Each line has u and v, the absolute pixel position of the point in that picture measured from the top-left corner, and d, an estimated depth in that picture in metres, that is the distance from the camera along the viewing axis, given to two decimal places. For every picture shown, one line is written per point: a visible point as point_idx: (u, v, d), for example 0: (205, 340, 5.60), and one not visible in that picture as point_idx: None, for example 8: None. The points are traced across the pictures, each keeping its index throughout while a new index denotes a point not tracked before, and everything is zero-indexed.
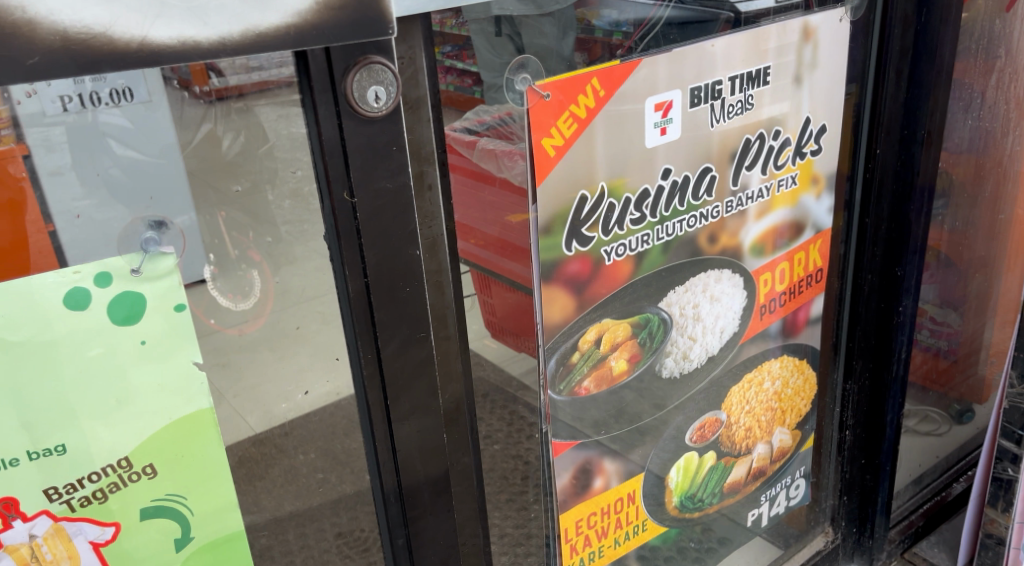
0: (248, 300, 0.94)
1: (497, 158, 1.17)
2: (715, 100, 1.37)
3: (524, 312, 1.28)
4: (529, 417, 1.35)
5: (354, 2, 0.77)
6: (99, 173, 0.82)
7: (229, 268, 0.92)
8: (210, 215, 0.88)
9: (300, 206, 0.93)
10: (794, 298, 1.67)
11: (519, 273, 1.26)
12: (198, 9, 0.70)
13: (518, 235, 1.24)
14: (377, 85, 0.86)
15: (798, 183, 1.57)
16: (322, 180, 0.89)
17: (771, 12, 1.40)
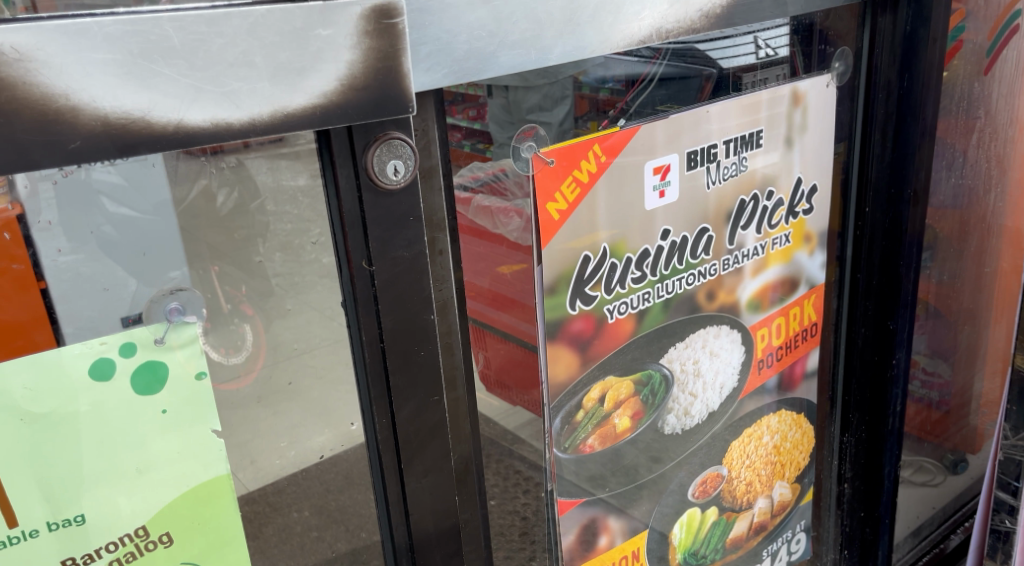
0: (240, 353, 0.98)
1: (492, 214, 1.20)
2: (710, 162, 1.41)
3: (517, 364, 1.30)
4: (525, 471, 1.35)
5: (377, 82, 0.81)
6: (92, 231, 0.84)
7: (222, 324, 0.95)
8: (203, 270, 0.93)
9: (318, 274, 0.95)
10: (790, 353, 1.70)
11: (516, 328, 1.28)
12: (230, 92, 0.74)
13: (512, 288, 1.26)
14: (396, 158, 0.89)
15: (791, 241, 1.61)
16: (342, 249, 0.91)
17: (753, 69, 1.46)
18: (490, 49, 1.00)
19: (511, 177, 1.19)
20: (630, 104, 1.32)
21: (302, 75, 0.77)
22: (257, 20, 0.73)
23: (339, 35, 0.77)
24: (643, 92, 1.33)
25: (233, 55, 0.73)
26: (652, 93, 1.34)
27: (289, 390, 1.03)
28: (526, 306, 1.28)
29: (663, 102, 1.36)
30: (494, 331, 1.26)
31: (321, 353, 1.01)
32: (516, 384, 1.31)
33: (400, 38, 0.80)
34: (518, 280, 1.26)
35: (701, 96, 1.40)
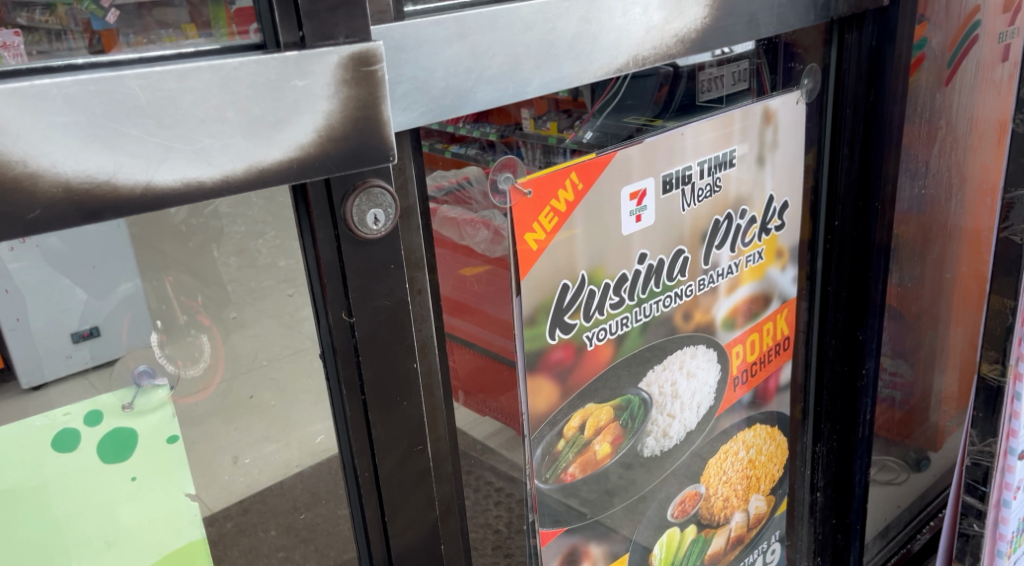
0: (198, 365, 0.91)
1: (458, 224, 1.19)
2: (685, 185, 1.40)
3: (482, 369, 1.30)
4: (495, 483, 1.36)
5: (356, 131, 0.77)
6: (40, 244, 0.78)
7: (177, 335, 0.88)
8: (156, 279, 0.84)
9: (279, 278, 0.92)
10: (762, 369, 1.69)
11: (490, 341, 1.29)
12: (202, 150, 0.69)
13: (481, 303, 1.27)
14: (376, 208, 0.85)
15: (764, 258, 1.60)
16: (321, 301, 0.88)
17: (707, 65, 1.45)
18: (468, 84, 0.96)
19: (476, 186, 1.20)
20: (595, 122, 1.35)
21: (278, 127, 0.72)
22: (229, 73, 0.69)
23: (315, 85, 0.73)
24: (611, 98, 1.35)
25: (204, 110, 0.69)
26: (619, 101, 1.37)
27: (251, 404, 0.96)
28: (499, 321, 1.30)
29: (632, 110, 1.39)
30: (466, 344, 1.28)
31: (288, 358, 0.96)
32: (487, 393, 1.32)
33: (380, 84, 0.77)
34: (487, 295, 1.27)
35: (656, 95, 1.41)
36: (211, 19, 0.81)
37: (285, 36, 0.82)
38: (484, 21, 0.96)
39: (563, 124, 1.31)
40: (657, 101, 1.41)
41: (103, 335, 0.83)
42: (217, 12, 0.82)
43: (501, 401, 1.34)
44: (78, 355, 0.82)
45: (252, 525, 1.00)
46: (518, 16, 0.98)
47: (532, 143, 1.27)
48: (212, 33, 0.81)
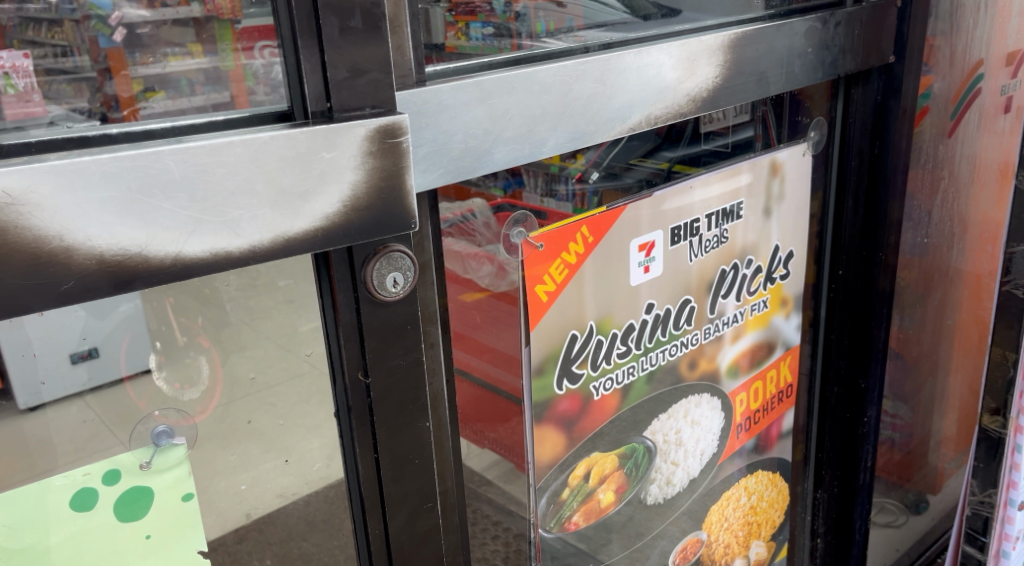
0: (196, 388, 0.90)
1: (463, 258, 1.14)
2: (693, 236, 1.41)
3: (480, 402, 1.23)
4: (493, 516, 1.28)
5: (378, 201, 0.80)
6: None
7: (176, 356, 0.88)
8: (157, 300, 0.85)
9: (279, 298, 0.92)
10: (762, 419, 1.70)
11: (490, 373, 1.23)
12: (230, 221, 0.72)
13: (482, 331, 1.20)
14: (395, 271, 0.91)
15: (768, 306, 1.62)
16: (339, 363, 0.94)
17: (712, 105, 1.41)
18: (486, 146, 1.00)
19: (479, 218, 1.15)
20: (602, 159, 1.29)
21: (304, 199, 0.75)
22: (260, 147, 0.72)
23: (342, 157, 0.77)
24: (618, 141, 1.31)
25: (234, 183, 0.72)
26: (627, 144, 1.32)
27: (248, 429, 0.95)
28: (501, 351, 1.23)
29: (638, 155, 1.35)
30: (469, 377, 1.19)
31: (289, 393, 0.96)
32: (485, 425, 1.24)
33: (404, 155, 0.80)
34: (488, 326, 1.21)
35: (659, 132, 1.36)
36: (218, 36, 0.81)
37: (312, 105, 0.84)
38: (503, 85, 0.99)
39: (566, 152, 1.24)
40: (659, 132, 1.36)
41: (103, 356, 0.83)
42: (223, 30, 0.81)
43: (499, 433, 1.27)
44: (74, 376, 0.82)
45: (246, 554, 0.98)
46: (535, 80, 1.02)
47: (535, 170, 1.20)
48: (218, 50, 0.82)
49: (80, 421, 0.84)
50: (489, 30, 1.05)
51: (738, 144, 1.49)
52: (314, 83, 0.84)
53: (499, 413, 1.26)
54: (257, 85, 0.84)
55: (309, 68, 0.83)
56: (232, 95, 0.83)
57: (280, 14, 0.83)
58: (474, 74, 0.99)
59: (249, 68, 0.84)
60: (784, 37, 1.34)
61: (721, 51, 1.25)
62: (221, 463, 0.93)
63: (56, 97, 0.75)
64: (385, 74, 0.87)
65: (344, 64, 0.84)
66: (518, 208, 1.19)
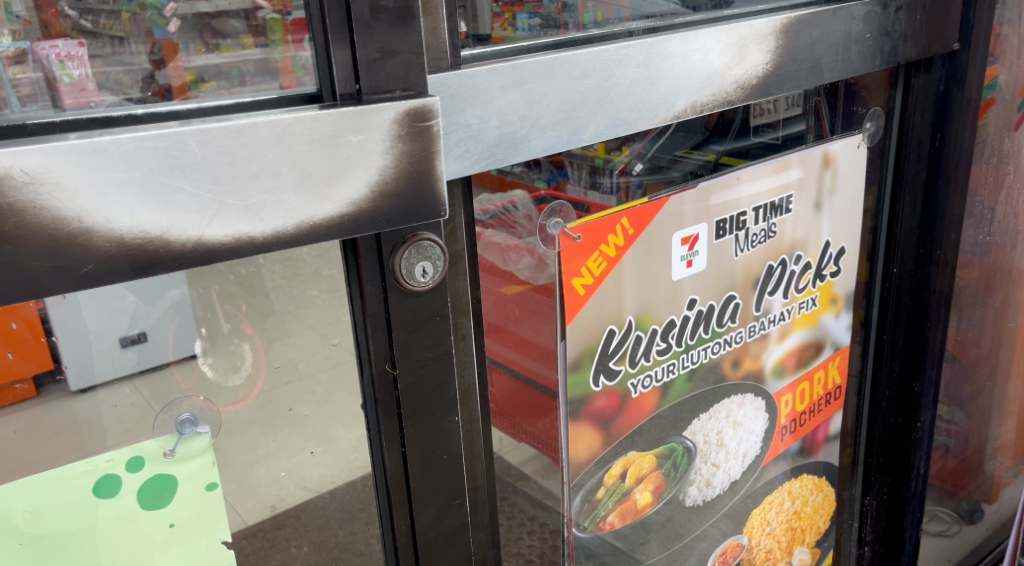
0: (239, 374, 0.89)
1: (503, 251, 1.11)
2: (739, 230, 1.37)
3: (519, 395, 1.19)
4: (529, 511, 1.24)
5: (408, 188, 0.77)
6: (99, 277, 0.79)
7: (221, 343, 0.87)
8: (204, 289, 0.85)
9: (323, 288, 0.90)
10: (806, 423, 1.64)
11: (529, 367, 1.19)
12: (254, 206, 0.70)
13: (518, 325, 1.17)
14: (424, 261, 0.90)
15: (817, 305, 1.56)
16: (365, 355, 0.92)
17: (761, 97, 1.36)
18: (522, 132, 0.96)
19: (521, 210, 1.12)
20: (646, 150, 1.25)
21: (331, 183, 0.73)
22: (285, 129, 0.70)
23: (370, 141, 0.74)
24: (662, 137, 1.26)
25: (259, 166, 0.70)
26: (671, 137, 1.27)
27: (289, 417, 0.94)
28: (538, 345, 1.19)
29: (683, 146, 1.30)
30: (507, 369, 1.16)
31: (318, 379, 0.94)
32: (526, 418, 1.21)
33: (435, 140, 0.78)
34: (524, 319, 1.17)
35: (706, 123, 1.30)
36: (268, 28, 0.81)
37: (340, 88, 0.82)
38: (542, 70, 0.96)
39: (611, 144, 1.20)
40: (708, 124, 1.31)
41: (152, 341, 0.83)
42: (274, 22, 0.81)
43: (538, 427, 1.22)
44: (124, 360, 0.83)
45: (283, 542, 0.97)
46: (575, 64, 0.99)
47: (579, 162, 1.16)
48: (268, 41, 0.81)
49: (129, 405, 0.84)
50: (537, 20, 1.02)
51: (793, 138, 1.44)
52: (342, 64, 0.81)
53: (538, 408, 1.22)
54: (305, 77, 0.83)
55: (337, 49, 0.81)
56: (281, 84, 0.82)
57: (311, 2, 0.81)
58: (512, 58, 0.96)
59: (299, 59, 0.83)
60: (841, 22, 1.28)
61: (773, 36, 1.19)
62: (262, 449, 0.93)
63: (112, 87, 0.75)
64: (416, 56, 0.84)
65: (374, 45, 0.82)
66: (559, 200, 1.16)
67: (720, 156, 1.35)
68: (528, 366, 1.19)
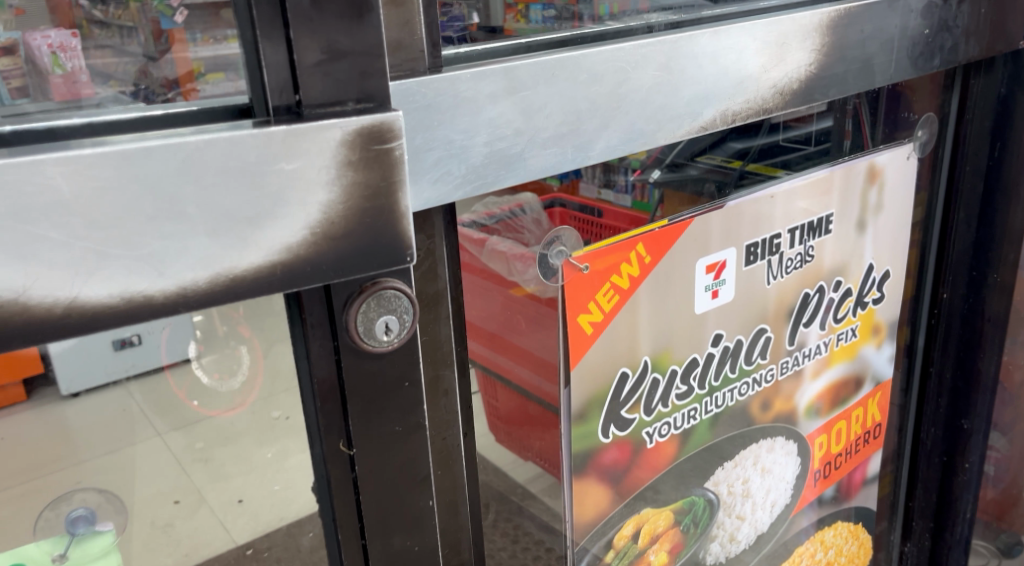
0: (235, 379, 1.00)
1: (507, 259, 0.98)
2: (772, 255, 1.19)
3: (525, 410, 1.08)
4: (535, 533, 1.11)
5: (362, 229, 0.64)
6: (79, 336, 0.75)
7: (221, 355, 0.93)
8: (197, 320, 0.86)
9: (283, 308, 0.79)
10: (843, 466, 1.46)
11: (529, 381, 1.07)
12: (151, 256, 0.57)
13: (523, 336, 1.04)
14: (387, 315, 0.73)
15: (859, 336, 1.38)
16: (315, 428, 0.77)
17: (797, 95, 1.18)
18: (516, 150, 0.79)
19: (529, 213, 1.01)
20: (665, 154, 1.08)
21: (256, 225, 0.60)
22: (190, 155, 0.57)
23: (307, 169, 0.61)
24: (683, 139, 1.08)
25: (153, 206, 0.56)
26: (694, 140, 1.10)
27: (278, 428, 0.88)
28: (541, 358, 1.06)
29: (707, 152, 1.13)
30: (508, 383, 1.05)
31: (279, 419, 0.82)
32: (529, 432, 1.10)
33: (396, 167, 0.64)
34: (531, 329, 1.04)
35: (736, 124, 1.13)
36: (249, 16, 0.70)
37: (274, 98, 0.66)
38: (541, 73, 0.79)
39: None
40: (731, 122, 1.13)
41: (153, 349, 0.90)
42: None
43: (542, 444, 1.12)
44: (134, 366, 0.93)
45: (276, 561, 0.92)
46: (583, 67, 0.81)
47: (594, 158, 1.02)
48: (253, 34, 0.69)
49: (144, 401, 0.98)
50: (551, 12, 0.90)
51: (819, 136, 1.26)
52: (278, 69, 0.65)
53: (542, 423, 1.10)
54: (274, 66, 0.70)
55: (271, 48, 0.65)
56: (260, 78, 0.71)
57: None
58: (506, 57, 0.79)
59: None
60: (897, 15, 1.10)
61: (818, 31, 1.01)
62: None
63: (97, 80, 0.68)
64: (374, 58, 0.67)
65: (318, 43, 0.65)
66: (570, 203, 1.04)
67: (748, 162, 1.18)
68: (532, 379, 1.08)
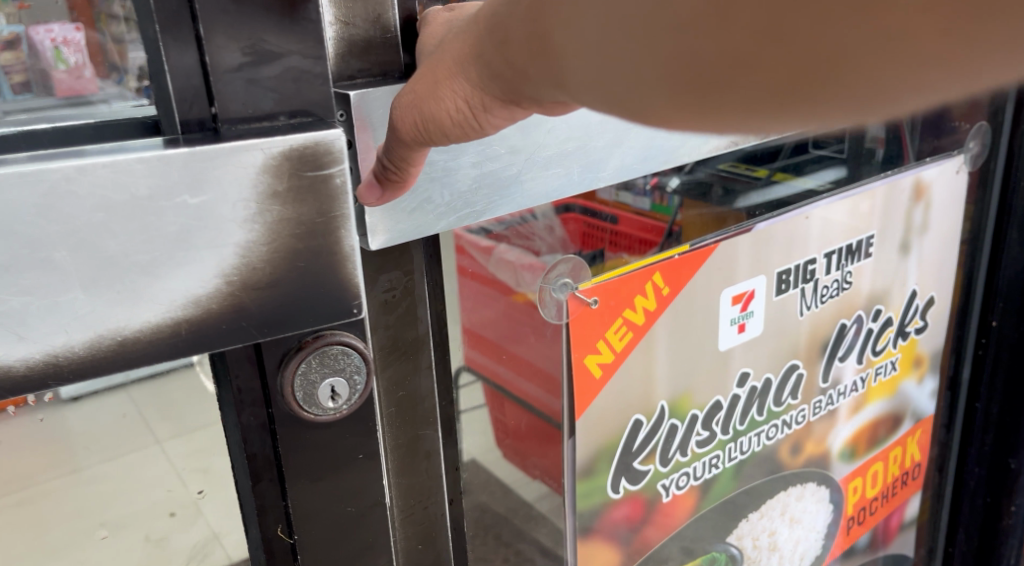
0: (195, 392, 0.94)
1: (517, 271, 0.83)
2: (807, 282, 1.06)
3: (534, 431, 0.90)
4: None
5: (290, 277, 0.55)
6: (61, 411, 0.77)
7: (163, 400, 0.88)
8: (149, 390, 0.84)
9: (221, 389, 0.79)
10: (878, 512, 1.32)
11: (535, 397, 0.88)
12: (11, 314, 0.48)
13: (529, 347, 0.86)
14: (331, 375, 0.63)
15: (898, 369, 1.25)
16: (251, 509, 0.66)
17: None
18: (511, 173, 0.67)
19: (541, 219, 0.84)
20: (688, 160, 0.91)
21: (152, 275, 0.51)
22: (60, 191, 0.48)
23: (217, 204, 0.52)
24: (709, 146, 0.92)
25: (11, 252, 0.47)
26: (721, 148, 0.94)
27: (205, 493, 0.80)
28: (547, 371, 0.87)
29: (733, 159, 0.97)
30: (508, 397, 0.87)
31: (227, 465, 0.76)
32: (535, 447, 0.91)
33: (336, 200, 0.55)
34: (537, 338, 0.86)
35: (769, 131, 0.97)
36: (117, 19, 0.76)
37: (182, 114, 0.56)
38: None
39: None
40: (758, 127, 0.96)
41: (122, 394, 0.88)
42: None
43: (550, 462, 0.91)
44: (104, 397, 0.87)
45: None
46: None
47: None
48: None
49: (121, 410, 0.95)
50: None
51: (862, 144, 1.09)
52: (185, 74, 0.56)
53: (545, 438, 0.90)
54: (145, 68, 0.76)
55: (178, 51, 0.55)
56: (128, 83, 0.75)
57: None
58: None
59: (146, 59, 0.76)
60: None
61: None
62: None
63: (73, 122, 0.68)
64: (310, 62, 0.58)
65: (238, 44, 0.56)
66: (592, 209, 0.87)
67: (776, 172, 1.02)
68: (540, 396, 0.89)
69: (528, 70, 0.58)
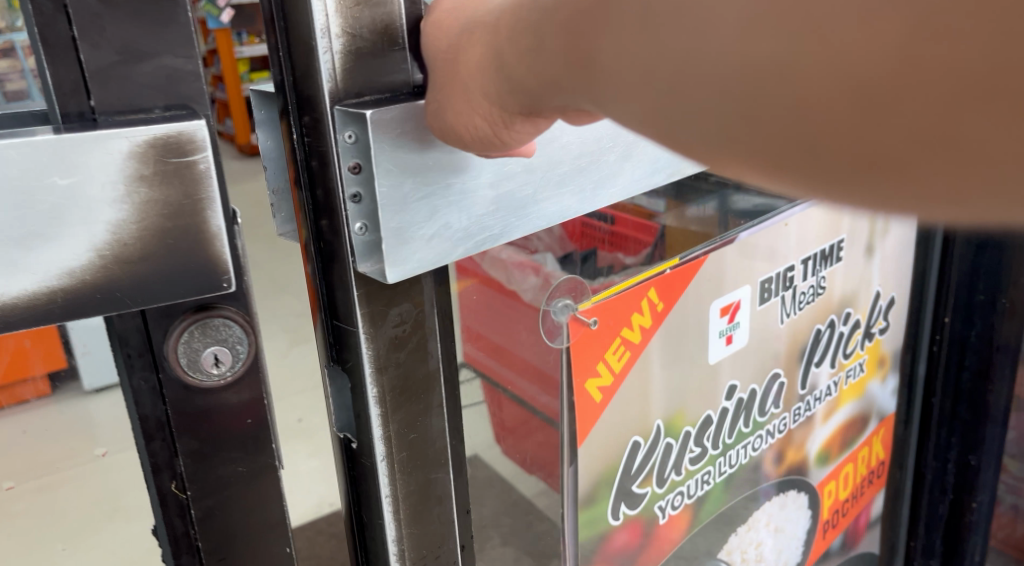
0: None
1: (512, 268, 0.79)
2: (787, 289, 1.04)
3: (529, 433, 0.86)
4: None
5: (167, 251, 0.50)
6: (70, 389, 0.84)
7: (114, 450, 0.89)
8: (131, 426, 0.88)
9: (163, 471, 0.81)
10: (847, 513, 1.33)
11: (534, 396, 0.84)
12: None
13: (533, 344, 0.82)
14: (217, 345, 0.58)
15: (865, 371, 1.25)
16: (146, 468, 0.61)
17: None
18: (529, 192, 0.62)
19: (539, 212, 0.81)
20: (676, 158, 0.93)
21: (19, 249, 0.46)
22: None
23: (86, 183, 0.47)
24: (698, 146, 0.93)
25: None
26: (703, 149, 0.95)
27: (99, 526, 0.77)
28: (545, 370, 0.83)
29: None
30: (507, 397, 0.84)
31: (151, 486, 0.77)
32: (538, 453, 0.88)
33: (207, 185, 0.50)
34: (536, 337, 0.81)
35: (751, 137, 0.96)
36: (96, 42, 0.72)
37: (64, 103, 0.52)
38: None
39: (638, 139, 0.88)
40: None
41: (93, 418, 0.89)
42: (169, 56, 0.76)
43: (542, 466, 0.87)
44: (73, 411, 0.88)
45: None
46: None
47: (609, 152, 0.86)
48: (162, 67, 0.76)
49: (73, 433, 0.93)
50: None
51: None
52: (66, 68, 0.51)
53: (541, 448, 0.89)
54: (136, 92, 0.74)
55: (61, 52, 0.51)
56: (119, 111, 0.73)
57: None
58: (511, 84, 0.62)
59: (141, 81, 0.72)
60: None
61: None
62: None
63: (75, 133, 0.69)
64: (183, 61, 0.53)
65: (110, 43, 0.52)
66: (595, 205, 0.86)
67: None
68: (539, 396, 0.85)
69: (546, 84, 0.51)
